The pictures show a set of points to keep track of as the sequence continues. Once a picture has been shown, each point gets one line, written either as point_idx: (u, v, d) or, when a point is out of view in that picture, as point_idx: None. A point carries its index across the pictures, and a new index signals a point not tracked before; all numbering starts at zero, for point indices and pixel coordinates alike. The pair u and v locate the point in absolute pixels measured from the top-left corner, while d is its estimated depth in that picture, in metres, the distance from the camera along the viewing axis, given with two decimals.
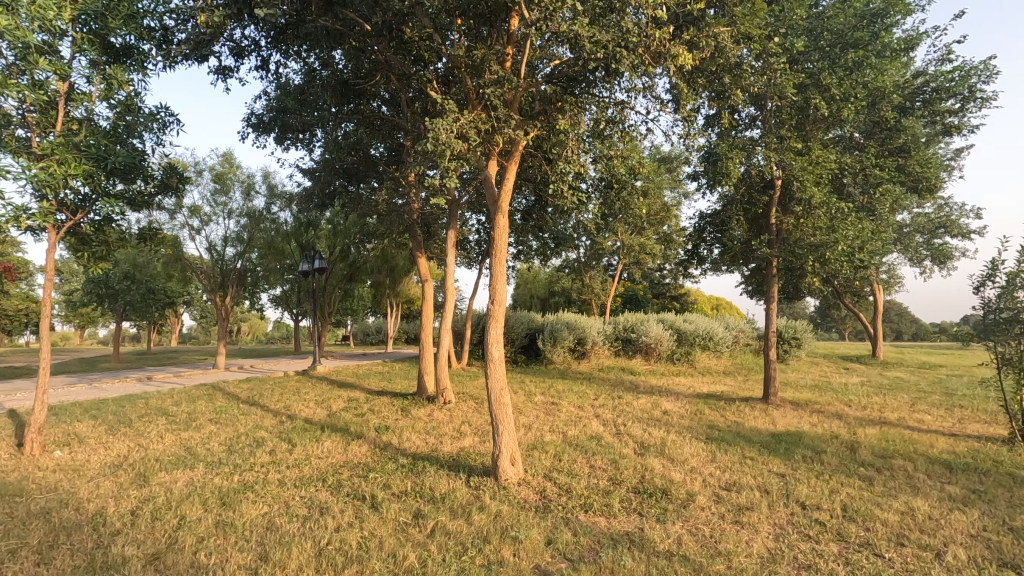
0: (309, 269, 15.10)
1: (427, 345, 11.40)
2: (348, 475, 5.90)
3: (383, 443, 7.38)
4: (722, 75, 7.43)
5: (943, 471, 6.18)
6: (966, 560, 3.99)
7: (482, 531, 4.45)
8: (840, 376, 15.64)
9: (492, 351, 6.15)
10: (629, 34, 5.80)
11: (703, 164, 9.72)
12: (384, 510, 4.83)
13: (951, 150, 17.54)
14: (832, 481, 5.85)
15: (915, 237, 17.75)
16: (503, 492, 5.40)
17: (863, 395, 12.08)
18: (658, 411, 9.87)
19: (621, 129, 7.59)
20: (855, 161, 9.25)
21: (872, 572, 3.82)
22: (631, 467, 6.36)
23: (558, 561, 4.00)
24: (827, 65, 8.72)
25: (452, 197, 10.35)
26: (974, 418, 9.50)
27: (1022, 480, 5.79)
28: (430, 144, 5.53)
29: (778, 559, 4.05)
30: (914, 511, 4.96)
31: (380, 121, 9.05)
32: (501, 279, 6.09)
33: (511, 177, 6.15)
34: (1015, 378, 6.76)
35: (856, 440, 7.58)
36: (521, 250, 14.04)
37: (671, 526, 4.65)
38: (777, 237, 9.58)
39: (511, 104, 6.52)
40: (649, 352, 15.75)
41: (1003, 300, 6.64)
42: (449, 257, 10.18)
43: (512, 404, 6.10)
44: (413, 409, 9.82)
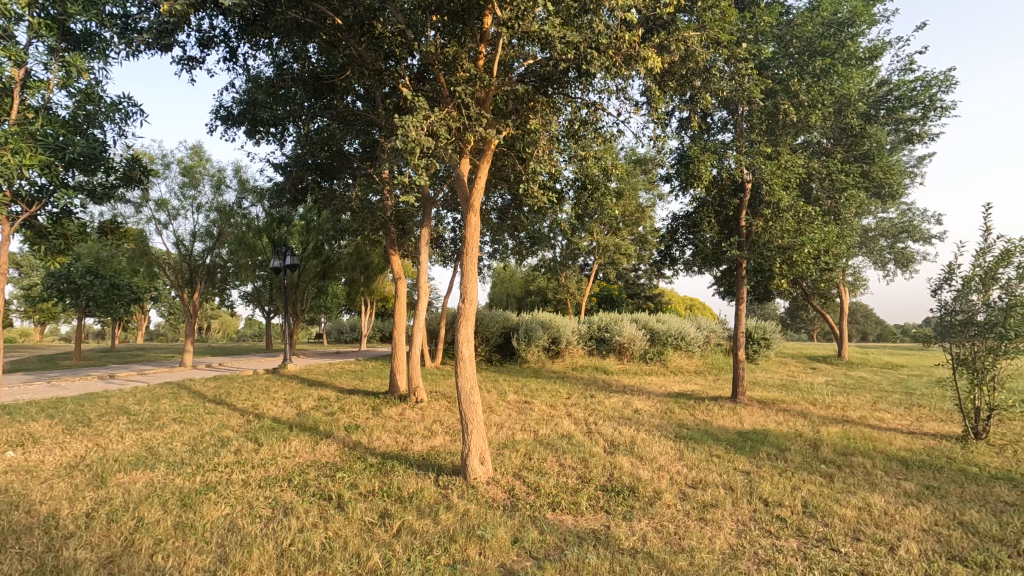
0: (281, 266, 14.79)
1: (400, 344, 11.29)
2: (315, 475, 5.81)
3: (353, 442, 7.27)
4: (693, 78, 7.53)
5: (900, 468, 6.39)
6: (917, 553, 4.13)
7: (448, 530, 4.42)
8: (806, 376, 16.03)
9: (463, 350, 6.11)
10: (600, 34, 5.83)
11: (675, 167, 9.86)
12: (350, 510, 4.77)
13: (914, 156, 18.12)
14: (795, 478, 6.00)
15: (879, 241, 18.27)
16: (471, 492, 5.37)
17: (828, 394, 12.40)
18: (630, 410, 9.97)
19: (595, 130, 7.65)
20: (822, 166, 9.49)
21: (829, 567, 3.92)
22: (600, 465, 6.42)
23: (523, 559, 4.01)
24: (796, 72, 8.91)
25: (426, 195, 10.27)
26: (931, 417, 9.85)
27: (973, 476, 6.02)
28: (400, 142, 5.47)
29: (740, 555, 4.13)
30: (871, 507, 5.12)
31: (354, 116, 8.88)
32: (472, 277, 6.06)
33: (483, 175, 6.12)
34: (969, 378, 7.02)
35: (819, 438, 7.77)
36: (497, 249, 14.05)
37: (637, 523, 4.71)
38: (747, 239, 9.76)
39: (483, 102, 6.50)
40: (623, 352, 15.91)
41: (958, 302, 6.90)
42: (422, 255, 10.08)
43: (482, 404, 6.07)
44: (384, 408, 9.69)
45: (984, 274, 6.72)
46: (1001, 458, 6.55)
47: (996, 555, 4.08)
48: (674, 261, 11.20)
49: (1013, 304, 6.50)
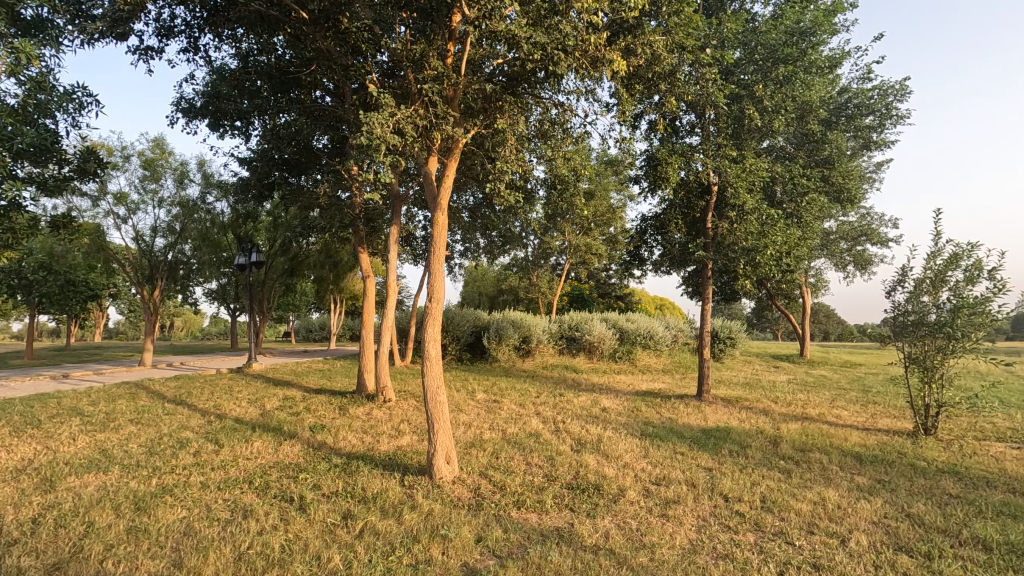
0: (246, 263, 14.38)
1: (369, 342, 11.14)
2: (277, 477, 5.70)
3: (317, 443, 7.18)
4: (659, 82, 7.66)
5: (854, 463, 6.63)
6: (866, 545, 4.30)
7: (412, 530, 4.41)
8: (770, 374, 16.49)
9: (430, 349, 6.07)
10: (569, 36, 5.85)
11: (645, 168, 10.01)
12: (312, 511, 4.71)
13: (873, 163, 18.78)
14: (754, 474, 6.16)
15: (840, 244, 18.87)
16: (436, 492, 5.35)
17: (789, 392, 12.77)
18: (598, 408, 10.08)
19: (564, 130, 7.70)
20: (785, 171, 9.77)
21: (783, 560, 4.04)
22: (566, 463, 6.48)
23: (486, 558, 4.02)
24: (760, 78, 9.10)
25: (396, 192, 10.17)
26: (885, 413, 10.24)
27: (921, 471, 6.28)
28: (364, 139, 5.38)
29: (698, 550, 4.23)
30: (826, 501, 5.29)
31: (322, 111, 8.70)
32: (440, 276, 6.02)
33: (451, 173, 6.08)
34: (920, 376, 7.33)
35: (779, 435, 7.99)
36: (468, 248, 14.02)
37: (600, 521, 4.77)
38: (712, 241, 9.98)
39: (451, 101, 6.45)
40: (592, 351, 16.07)
41: (910, 303, 7.21)
42: (391, 252, 9.95)
43: (448, 403, 6.05)
44: (351, 408, 9.56)
45: (934, 276, 7.02)
46: (948, 453, 6.85)
47: (939, 545, 4.27)
48: (642, 262, 11.41)
49: (960, 306, 6.82)
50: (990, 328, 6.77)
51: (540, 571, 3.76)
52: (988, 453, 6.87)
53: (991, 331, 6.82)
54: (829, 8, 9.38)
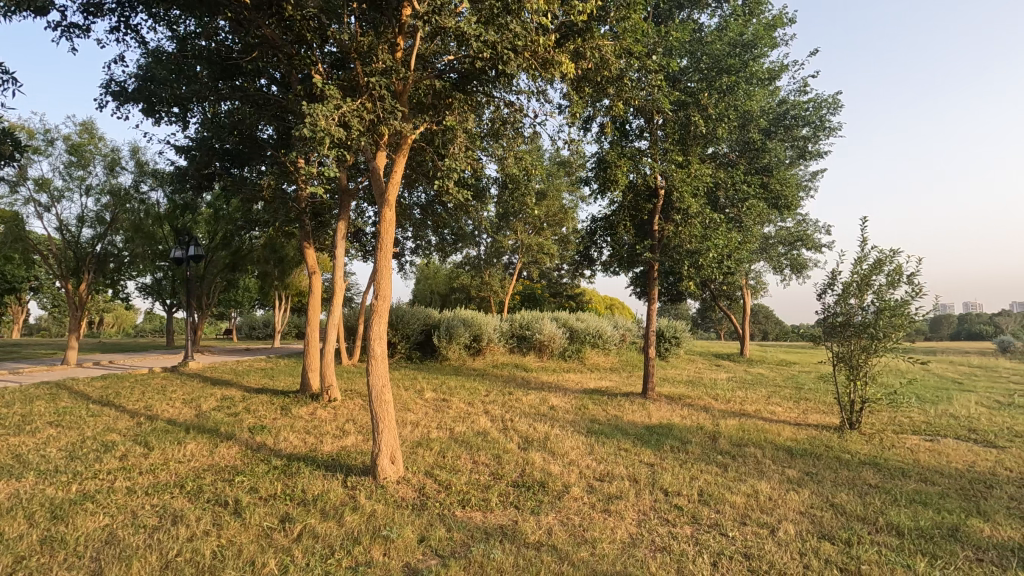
0: (183, 257, 13.63)
1: (314, 340, 10.83)
2: (211, 480, 5.46)
3: (256, 444, 6.92)
4: (608, 86, 7.85)
5: (786, 456, 6.99)
6: (793, 534, 4.53)
7: (352, 532, 4.32)
8: (712, 372, 17.12)
9: (375, 347, 5.94)
10: (519, 36, 5.83)
11: (595, 171, 10.20)
12: (248, 515, 4.54)
13: (808, 172, 19.79)
14: (693, 468, 6.39)
15: (778, 248, 19.80)
16: (379, 492, 5.27)
17: (729, 389, 13.30)
18: (546, 406, 10.20)
19: (516, 129, 7.73)
20: (728, 177, 10.13)
21: (716, 550, 4.20)
22: (513, 461, 6.52)
23: (429, 558, 3.98)
24: (705, 86, 9.40)
25: (345, 187, 9.94)
26: (815, 409, 10.82)
27: (845, 463, 6.68)
28: (307, 131, 5.19)
29: (638, 543, 4.34)
30: (758, 493, 5.55)
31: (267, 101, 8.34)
32: (387, 273, 5.90)
33: (399, 169, 5.97)
34: (846, 374, 7.79)
35: (718, 431, 8.30)
36: (419, 245, 13.87)
37: (544, 518, 4.83)
38: (658, 243, 10.29)
39: (399, 95, 6.33)
40: (543, 350, 16.22)
41: (839, 304, 7.68)
42: (339, 248, 9.70)
43: (394, 402, 5.96)
44: (294, 408, 9.28)
45: (860, 280, 7.47)
46: (870, 446, 7.32)
47: (858, 532, 4.56)
48: (591, 262, 11.64)
49: (882, 308, 7.29)
50: (909, 329, 7.26)
51: (482, 569, 3.75)
52: (904, 445, 7.38)
53: (910, 332, 7.32)
54: (770, 22, 9.80)
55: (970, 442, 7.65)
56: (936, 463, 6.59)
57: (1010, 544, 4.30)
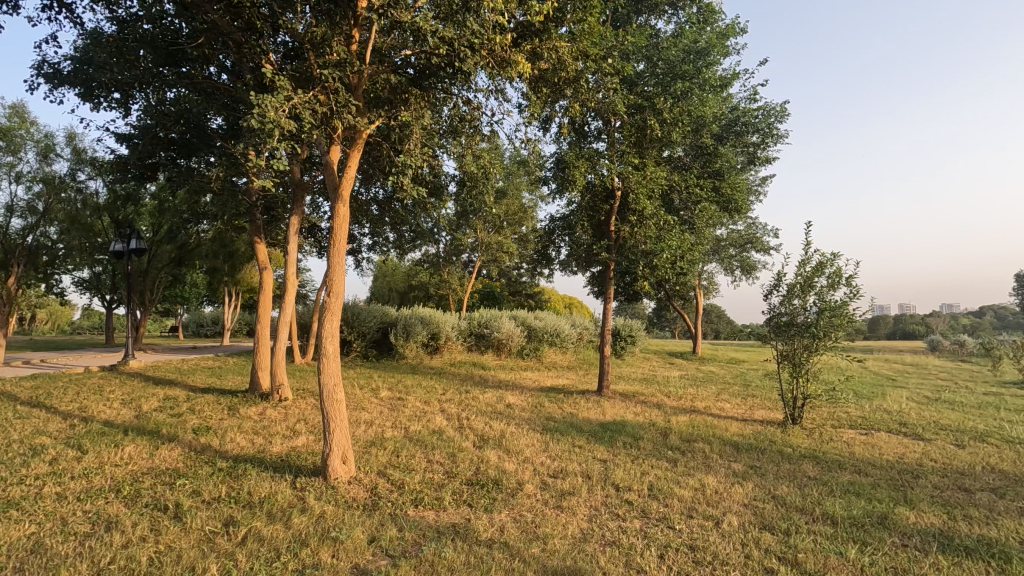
0: (123, 250, 12.90)
1: (264, 337, 10.50)
2: (151, 484, 5.22)
3: (201, 446, 6.65)
4: (564, 87, 7.93)
5: (732, 451, 7.24)
6: (737, 525, 4.70)
7: (300, 534, 4.22)
8: (665, 370, 17.57)
9: (327, 345, 5.78)
10: (476, 34, 5.80)
11: (554, 171, 10.29)
12: (189, 519, 4.37)
13: (758, 177, 20.50)
14: (644, 464, 6.55)
15: (729, 250, 20.48)
16: (330, 493, 5.17)
17: (681, 386, 13.66)
18: (503, 404, 10.25)
19: (474, 127, 7.70)
20: (681, 180, 10.41)
21: (663, 543, 4.32)
22: (467, 459, 6.50)
23: (379, 559, 3.93)
24: (661, 91, 9.61)
25: (299, 180, 9.66)
26: (761, 405, 11.26)
27: (787, 456, 6.99)
28: (255, 122, 5.01)
29: (588, 538, 4.42)
30: (705, 487, 5.74)
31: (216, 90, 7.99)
32: (341, 270, 5.77)
33: (353, 162, 5.85)
34: (790, 371, 8.13)
35: (669, 427, 8.53)
36: (376, 242, 13.66)
37: (497, 515, 4.85)
38: (615, 244, 10.49)
39: (354, 89, 6.20)
40: (501, 348, 16.24)
41: (784, 304, 8.02)
42: (292, 243, 9.43)
43: (346, 401, 5.84)
44: (242, 408, 8.98)
45: (803, 281, 7.81)
46: (810, 440, 7.67)
47: (796, 522, 4.77)
48: (549, 261, 11.76)
49: (823, 308, 7.64)
50: (848, 328, 7.64)
51: (433, 569, 3.73)
52: (841, 439, 7.77)
53: (849, 332, 7.69)
54: (723, 31, 10.08)
55: (901, 435, 8.13)
56: (870, 455, 6.97)
57: (932, 530, 4.60)
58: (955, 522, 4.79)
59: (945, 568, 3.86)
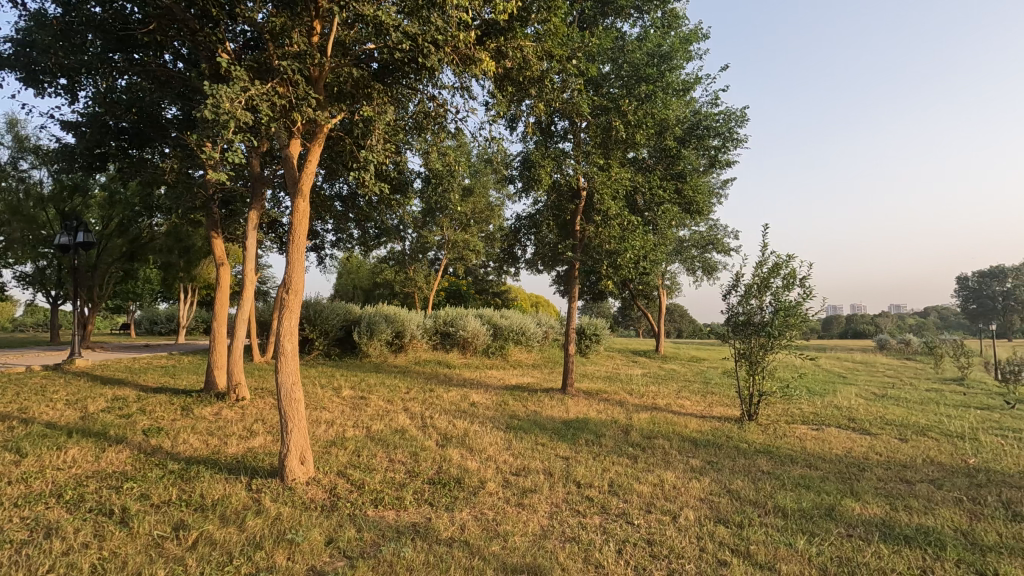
0: (69, 244, 12.28)
1: (221, 336, 10.18)
2: (96, 488, 4.99)
3: (151, 447, 6.41)
4: (530, 87, 7.95)
5: (691, 447, 7.43)
6: (693, 519, 4.82)
7: (254, 537, 4.11)
8: (628, 368, 17.84)
9: (285, 344, 5.63)
10: (441, 30, 5.75)
11: (520, 169, 10.31)
12: (136, 524, 4.20)
13: (720, 180, 21.04)
14: (605, 460, 6.63)
15: (691, 250, 20.95)
16: (287, 494, 5.05)
17: (643, 384, 13.92)
18: (467, 403, 10.22)
19: (439, 124, 7.64)
20: (645, 181, 10.59)
21: (622, 538, 4.40)
22: (430, 458, 6.45)
23: (336, 560, 3.87)
24: (626, 93, 9.74)
25: (258, 174, 9.38)
26: (720, 402, 11.57)
27: (742, 451, 7.20)
28: (209, 113, 4.84)
29: (548, 535, 4.46)
30: (664, 482, 5.86)
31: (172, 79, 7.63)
32: (300, 266, 5.63)
33: (314, 157, 5.71)
34: (747, 369, 8.38)
35: (630, 424, 8.68)
36: (340, 238, 13.43)
37: (458, 513, 4.83)
38: (580, 243, 10.60)
39: (315, 82, 6.05)
40: (466, 346, 16.19)
41: (741, 304, 8.26)
42: (250, 239, 9.15)
43: (305, 401, 5.71)
44: (196, 408, 8.69)
45: (760, 282, 8.06)
46: (765, 435, 7.92)
47: (749, 515, 4.92)
48: (515, 260, 11.82)
49: (779, 308, 7.89)
50: (802, 327, 7.91)
51: (391, 569, 3.69)
52: (794, 434, 8.05)
53: (803, 331, 7.96)
54: (686, 36, 10.26)
55: (849, 430, 8.48)
56: (820, 450, 7.24)
57: (875, 520, 4.81)
58: (896, 512, 5.03)
59: (886, 556, 4.05)
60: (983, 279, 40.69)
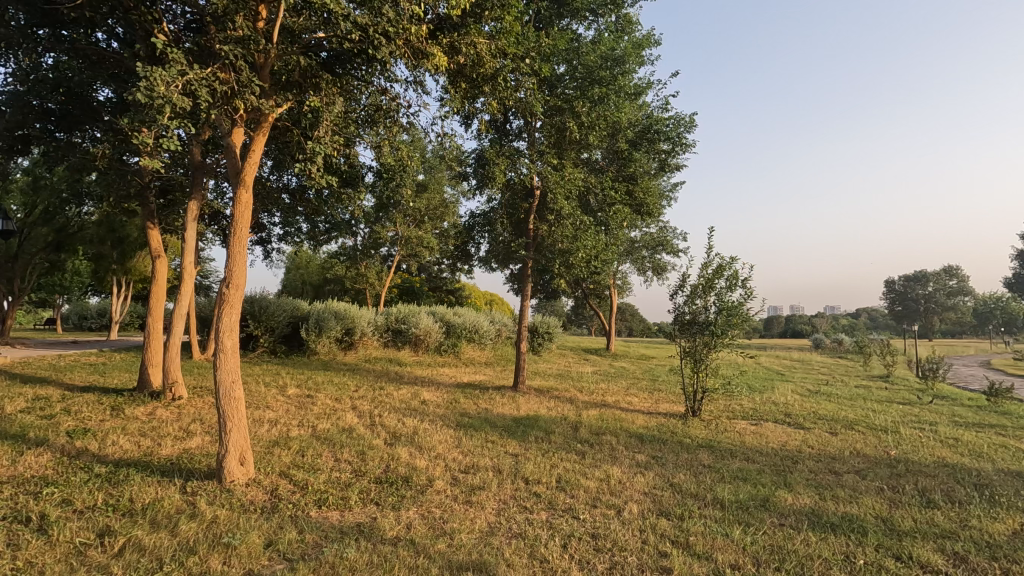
0: None
1: (157, 332, 9.68)
2: (11, 494, 4.65)
3: (76, 450, 6.02)
4: (484, 84, 7.93)
5: (637, 442, 7.61)
6: (636, 513, 4.95)
7: (187, 542, 3.93)
8: (579, 365, 18.09)
9: (224, 341, 5.38)
10: (393, 21, 5.62)
11: (475, 166, 10.28)
12: (57, 531, 3.94)
13: (670, 183, 21.64)
14: (554, 457, 6.70)
15: (642, 251, 21.45)
16: (224, 497, 4.85)
17: (593, 382, 14.15)
18: (417, 401, 10.12)
19: (392, 118, 7.51)
20: (598, 182, 10.76)
21: (567, 532, 4.47)
22: (377, 458, 6.34)
23: (275, 563, 3.75)
24: (580, 94, 9.86)
25: (199, 163, 8.95)
26: (666, 399, 11.89)
27: (686, 446, 7.43)
28: (142, 96, 4.57)
29: (495, 531, 4.47)
30: (610, 477, 5.99)
31: (104, 59, 7.16)
32: (241, 260, 5.39)
33: (258, 147, 5.49)
34: (692, 366, 8.65)
35: (579, 421, 8.81)
36: (288, 231, 13.01)
37: (404, 512, 4.78)
38: (533, 241, 10.67)
39: (260, 69, 5.82)
40: (418, 344, 16.01)
41: (687, 304, 8.54)
42: (190, 230, 8.70)
43: (245, 400, 5.49)
44: (128, 408, 8.22)
45: (705, 283, 8.33)
46: (707, 430, 8.21)
47: (689, 508, 5.09)
48: (468, 257, 11.78)
49: (723, 308, 8.19)
50: (743, 326, 8.24)
51: (333, 570, 3.62)
52: (735, 429, 8.37)
53: (745, 330, 8.28)
54: (639, 41, 10.47)
55: (785, 425, 8.89)
56: (758, 444, 7.56)
57: (805, 510, 5.07)
58: (824, 502, 5.32)
59: (812, 543, 4.28)
60: (908, 283, 43.51)
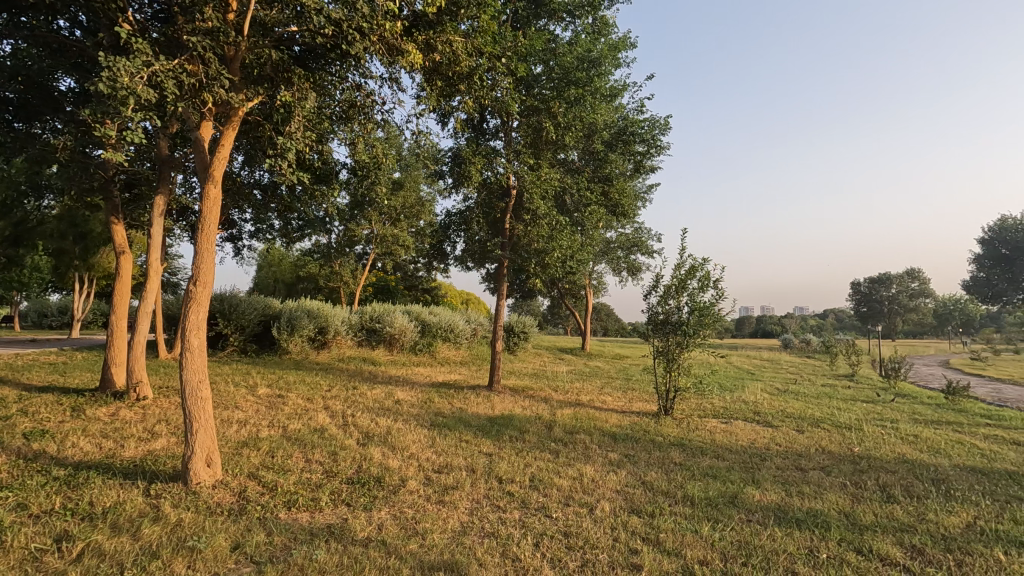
0: None
1: (121, 330, 9.38)
2: None
3: (32, 453, 5.79)
4: (460, 83, 7.91)
5: (610, 441, 7.69)
6: (608, 510, 5.00)
7: (150, 546, 3.82)
8: (555, 365, 18.17)
9: (191, 340, 5.25)
10: (367, 17, 5.56)
11: (451, 165, 10.23)
12: (11, 537, 3.79)
13: (645, 184, 21.87)
14: (528, 456, 6.72)
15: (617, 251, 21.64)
16: (190, 499, 4.74)
17: (568, 381, 14.22)
18: (391, 400, 10.04)
19: (366, 115, 7.42)
20: (574, 183, 10.82)
21: (539, 530, 4.49)
22: (349, 458, 6.26)
23: (242, 566, 3.67)
24: (556, 95, 9.90)
25: (165, 156, 8.70)
26: (640, 398, 12.00)
27: (658, 445, 7.54)
28: (104, 87, 4.42)
29: (468, 530, 4.46)
30: (582, 476, 6.03)
31: (65, 47, 6.89)
32: (209, 257, 5.26)
33: (227, 142, 5.37)
34: (664, 366, 8.77)
35: (553, 420, 8.85)
36: (259, 228, 12.76)
37: (376, 513, 4.74)
38: (509, 241, 10.67)
39: (230, 62, 5.68)
40: (393, 343, 15.86)
41: (660, 304, 8.65)
42: (156, 225, 8.46)
43: (212, 400, 5.36)
44: (89, 408, 7.96)
45: (678, 283, 8.46)
46: (678, 428, 8.33)
47: (660, 505, 5.16)
48: (444, 256, 11.72)
49: (695, 308, 8.32)
50: (715, 326, 8.38)
51: (302, 572, 3.57)
52: (705, 428, 8.52)
53: (716, 330, 8.43)
54: (615, 44, 10.56)
55: (754, 423, 9.09)
56: (728, 442, 7.71)
57: (771, 505, 5.19)
58: (790, 498, 5.45)
59: (778, 538, 4.38)
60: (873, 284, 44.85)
